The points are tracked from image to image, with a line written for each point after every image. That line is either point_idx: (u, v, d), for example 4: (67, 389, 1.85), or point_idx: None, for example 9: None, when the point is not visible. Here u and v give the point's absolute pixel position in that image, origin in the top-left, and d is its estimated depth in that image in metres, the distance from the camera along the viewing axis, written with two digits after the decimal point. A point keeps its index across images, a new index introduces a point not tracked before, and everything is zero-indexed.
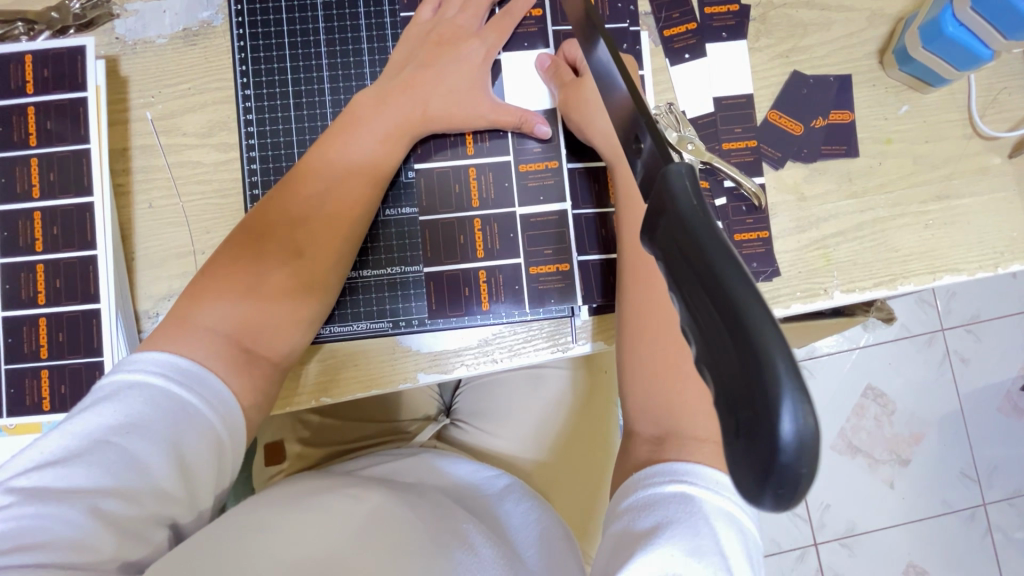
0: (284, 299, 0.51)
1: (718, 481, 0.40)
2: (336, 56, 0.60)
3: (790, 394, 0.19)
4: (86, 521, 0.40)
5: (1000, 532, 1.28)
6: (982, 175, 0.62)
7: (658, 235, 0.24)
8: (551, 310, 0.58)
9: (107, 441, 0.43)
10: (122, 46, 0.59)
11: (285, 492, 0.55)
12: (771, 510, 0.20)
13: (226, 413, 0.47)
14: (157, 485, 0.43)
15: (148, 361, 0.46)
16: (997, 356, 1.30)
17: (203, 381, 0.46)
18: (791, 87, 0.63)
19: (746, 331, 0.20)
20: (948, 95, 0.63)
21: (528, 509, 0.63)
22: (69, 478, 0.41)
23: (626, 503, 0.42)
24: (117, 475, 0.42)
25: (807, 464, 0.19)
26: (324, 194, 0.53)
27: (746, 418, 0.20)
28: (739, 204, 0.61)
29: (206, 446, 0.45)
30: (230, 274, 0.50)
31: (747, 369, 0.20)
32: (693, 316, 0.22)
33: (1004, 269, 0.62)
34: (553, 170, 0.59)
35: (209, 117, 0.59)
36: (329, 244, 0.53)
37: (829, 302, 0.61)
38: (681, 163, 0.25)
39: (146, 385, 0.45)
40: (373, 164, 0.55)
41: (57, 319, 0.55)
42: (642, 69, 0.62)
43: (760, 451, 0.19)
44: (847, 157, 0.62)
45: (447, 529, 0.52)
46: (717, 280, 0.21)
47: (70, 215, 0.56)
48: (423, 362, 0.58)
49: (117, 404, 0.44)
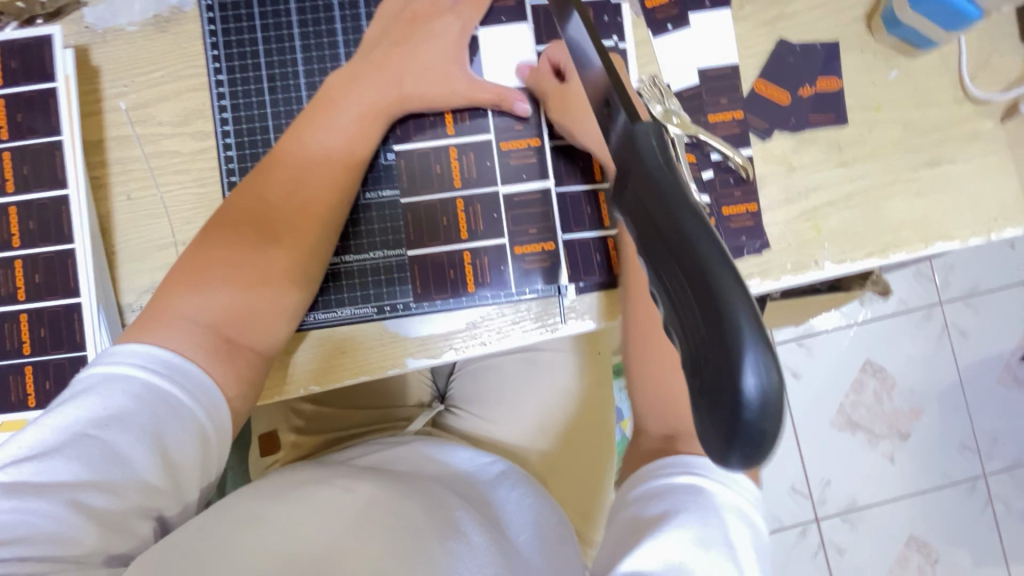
0: (266, 285, 0.51)
1: (730, 477, 0.41)
2: (309, 37, 0.59)
3: (753, 352, 0.19)
4: (66, 515, 0.40)
5: (1000, 502, 1.28)
6: (974, 140, 0.61)
7: (629, 199, 0.24)
8: (538, 290, 0.57)
9: (87, 434, 0.42)
10: (92, 35, 0.57)
11: (276, 482, 0.54)
12: (738, 466, 0.21)
13: (209, 404, 0.46)
14: (139, 477, 0.43)
15: (126, 353, 0.45)
16: (995, 328, 1.30)
17: (184, 372, 0.46)
18: (777, 56, 0.61)
19: (711, 290, 0.20)
20: (939, 59, 0.61)
21: (522, 495, 0.63)
22: (48, 472, 0.41)
23: (637, 492, 0.42)
24: (97, 468, 0.42)
25: (769, 419, 0.19)
26: (302, 179, 0.52)
27: (711, 379, 0.20)
28: (727, 175, 0.60)
29: (189, 437, 0.45)
30: (209, 263, 0.49)
31: (712, 328, 0.20)
32: (660, 278, 0.22)
33: (997, 236, 0.61)
34: (535, 147, 0.58)
35: (185, 105, 0.58)
36: (311, 229, 0.53)
37: (820, 274, 0.60)
38: (646, 121, 0.25)
39: (125, 377, 0.44)
40: (352, 146, 0.54)
41: (38, 315, 0.55)
42: (623, 42, 0.60)
43: (725, 409, 0.20)
44: (836, 125, 0.61)
45: (438, 514, 0.51)
46: (683, 240, 0.21)
47: (46, 209, 0.55)
48: (412, 347, 0.57)
49: (97, 397, 0.43)
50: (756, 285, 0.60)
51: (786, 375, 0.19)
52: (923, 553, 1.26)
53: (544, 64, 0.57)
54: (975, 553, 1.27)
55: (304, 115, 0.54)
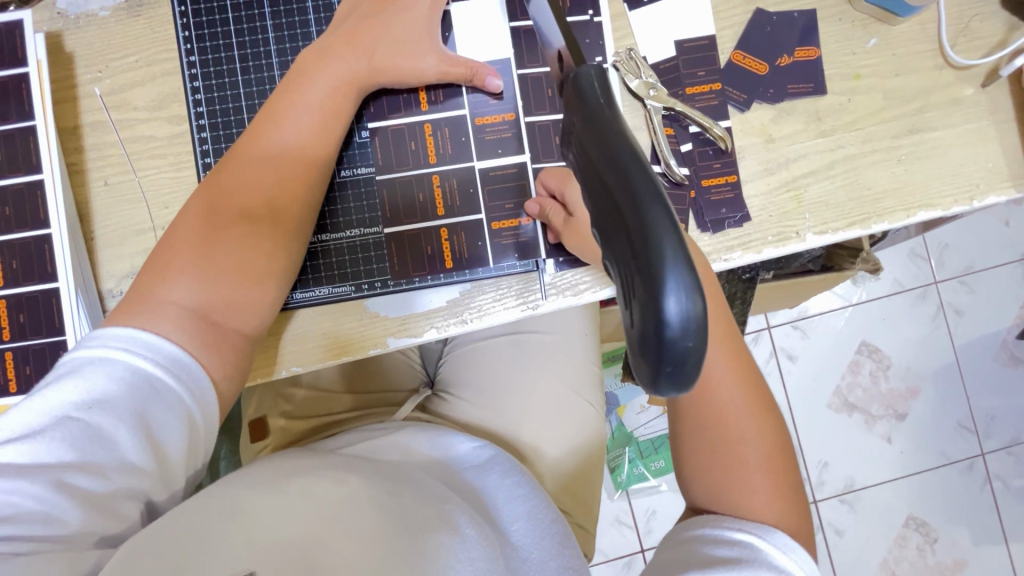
0: (246, 260, 0.50)
1: (793, 546, 0.45)
2: (280, 16, 0.58)
3: (675, 281, 0.23)
4: (52, 497, 0.41)
5: (999, 480, 1.28)
6: (955, 106, 0.61)
7: (580, 146, 0.27)
8: (517, 266, 0.57)
9: (71, 417, 0.43)
10: (64, 21, 0.57)
11: (265, 470, 0.54)
12: (661, 383, 0.24)
13: (197, 390, 0.46)
14: (126, 461, 0.44)
15: (109, 337, 0.45)
16: (990, 307, 1.29)
17: (171, 356, 0.46)
18: (754, 26, 0.61)
19: (644, 229, 0.23)
20: (918, 26, 0.61)
21: (514, 483, 0.63)
22: (32, 454, 0.41)
23: (697, 532, 0.47)
24: (83, 452, 0.42)
25: (690, 339, 0.23)
26: (280, 153, 0.52)
27: (639, 303, 0.24)
28: (705, 148, 0.60)
29: (176, 422, 0.45)
30: (189, 241, 0.50)
31: (641, 262, 0.23)
32: (601, 220, 0.26)
33: (981, 203, 0.60)
34: (510, 122, 0.58)
35: (159, 90, 0.58)
36: (290, 203, 0.53)
37: (802, 245, 0.60)
38: (592, 70, 0.28)
39: (109, 361, 0.44)
40: (326, 117, 0.54)
41: (17, 300, 0.55)
42: (599, 16, 0.60)
43: (650, 331, 0.23)
44: (814, 95, 0.60)
45: (429, 507, 0.51)
46: (624, 186, 0.24)
47: (22, 195, 0.55)
48: (392, 327, 0.57)
49: (80, 380, 0.43)
50: (737, 258, 0.59)
51: (705, 299, 0.22)
52: (921, 532, 1.26)
53: (541, 190, 0.57)
54: (974, 531, 1.27)
55: (277, 92, 0.54)
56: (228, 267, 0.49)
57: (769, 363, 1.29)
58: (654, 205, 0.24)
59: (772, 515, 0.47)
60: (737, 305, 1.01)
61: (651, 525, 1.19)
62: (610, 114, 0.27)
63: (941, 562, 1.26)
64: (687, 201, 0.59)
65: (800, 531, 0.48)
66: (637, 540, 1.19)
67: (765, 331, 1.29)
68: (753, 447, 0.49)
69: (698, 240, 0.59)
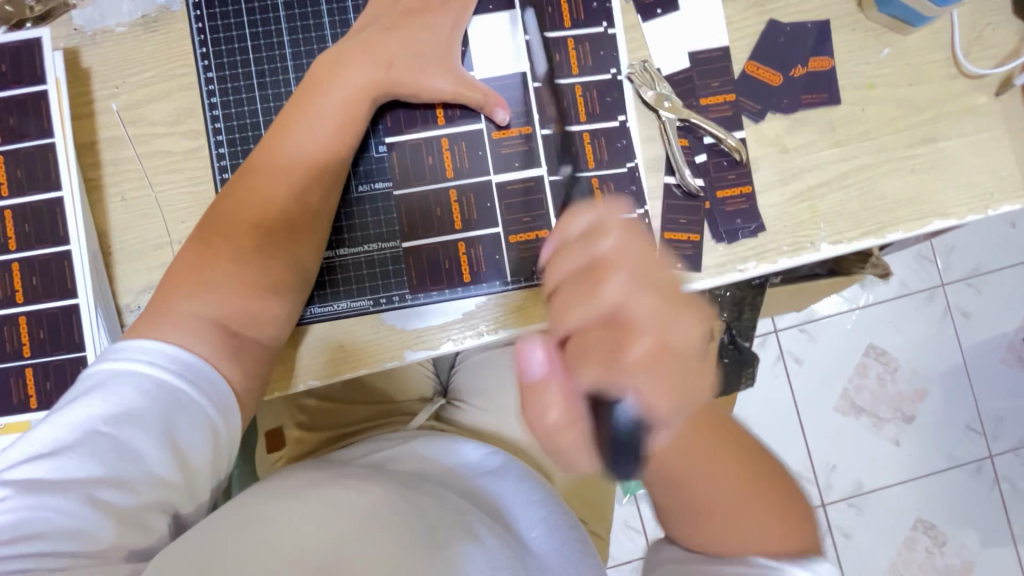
0: (262, 272, 0.51)
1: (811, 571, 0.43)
2: (297, 31, 0.59)
3: None
4: (84, 511, 0.41)
5: (1007, 482, 1.28)
6: (969, 115, 0.61)
7: None
8: (532, 277, 0.58)
9: (99, 431, 0.43)
10: (81, 37, 0.57)
11: (287, 480, 0.55)
12: None
13: (219, 401, 0.47)
14: (152, 473, 0.44)
15: (133, 350, 0.46)
16: (998, 309, 1.29)
17: (197, 370, 0.46)
18: (768, 37, 0.61)
19: None
20: (931, 35, 0.61)
21: (530, 487, 0.64)
22: (63, 469, 0.42)
23: None
24: (111, 466, 0.43)
25: None
26: (293, 165, 0.53)
27: None
28: (720, 159, 0.60)
29: (200, 434, 0.46)
30: (206, 256, 0.50)
31: None
32: None
33: (994, 211, 0.60)
34: (525, 136, 0.58)
35: (176, 105, 0.58)
36: (306, 213, 0.53)
37: (816, 255, 0.60)
38: None
39: (132, 375, 0.45)
40: (340, 126, 0.54)
41: (37, 317, 0.55)
42: (613, 28, 0.60)
43: None
44: (828, 105, 0.60)
45: (448, 516, 0.52)
46: None
47: (41, 212, 0.55)
48: (410, 340, 0.57)
49: (106, 394, 0.44)
50: (752, 268, 0.59)
51: None
52: (930, 535, 1.26)
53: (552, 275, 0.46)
54: (983, 534, 1.27)
55: (292, 103, 0.54)
56: (247, 280, 0.50)
57: (777, 367, 1.29)
58: None
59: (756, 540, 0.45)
60: (747, 310, 1.01)
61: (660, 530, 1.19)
62: None
63: (950, 565, 1.26)
64: (702, 212, 0.59)
65: (795, 537, 0.46)
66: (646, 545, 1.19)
67: (772, 334, 1.29)
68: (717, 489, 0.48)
69: (713, 251, 0.59)
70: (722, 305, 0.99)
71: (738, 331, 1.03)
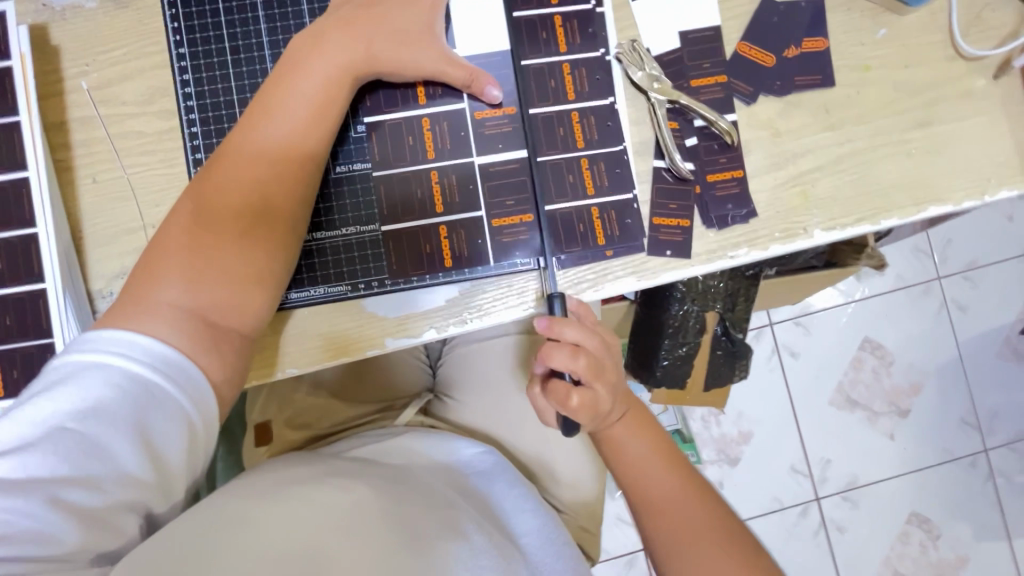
0: (243, 263, 0.49)
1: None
2: (273, 7, 0.57)
3: None
4: (48, 513, 0.40)
5: (1002, 477, 1.27)
6: (967, 98, 0.59)
7: None
8: (517, 262, 0.56)
9: (66, 427, 0.42)
10: (50, 13, 0.55)
11: (269, 478, 0.53)
12: None
13: (197, 396, 0.46)
14: (124, 472, 0.43)
15: (103, 341, 0.44)
16: (994, 303, 1.28)
17: (174, 364, 0.45)
18: (760, 16, 0.59)
19: None
20: (928, 16, 0.59)
21: (522, 494, 0.63)
22: (24, 468, 0.40)
23: None
24: (77, 464, 0.41)
25: None
26: (274, 151, 0.51)
27: None
28: (710, 142, 0.58)
29: (177, 431, 0.45)
30: (181, 245, 0.48)
31: None
32: None
33: (991, 197, 0.59)
34: (510, 116, 0.56)
35: (149, 84, 0.56)
36: (288, 202, 0.51)
37: (809, 242, 0.58)
38: None
39: (102, 369, 0.43)
40: (320, 109, 0.52)
41: (4, 301, 0.53)
42: (601, 6, 0.58)
43: None
44: (822, 87, 0.59)
45: (439, 516, 0.51)
46: None
47: (6, 191, 0.53)
48: (389, 328, 0.56)
49: (74, 388, 0.43)
50: (743, 255, 0.58)
51: None
52: (924, 529, 1.25)
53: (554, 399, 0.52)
54: (977, 528, 1.26)
55: (269, 86, 0.52)
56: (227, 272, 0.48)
57: (771, 360, 1.27)
58: None
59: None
60: (740, 302, 0.98)
61: None
62: None
63: (944, 560, 1.25)
64: (692, 196, 0.58)
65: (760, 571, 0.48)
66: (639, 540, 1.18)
67: (767, 327, 1.28)
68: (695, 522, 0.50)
69: (704, 237, 0.58)
70: (716, 297, 0.96)
71: (732, 323, 1.00)
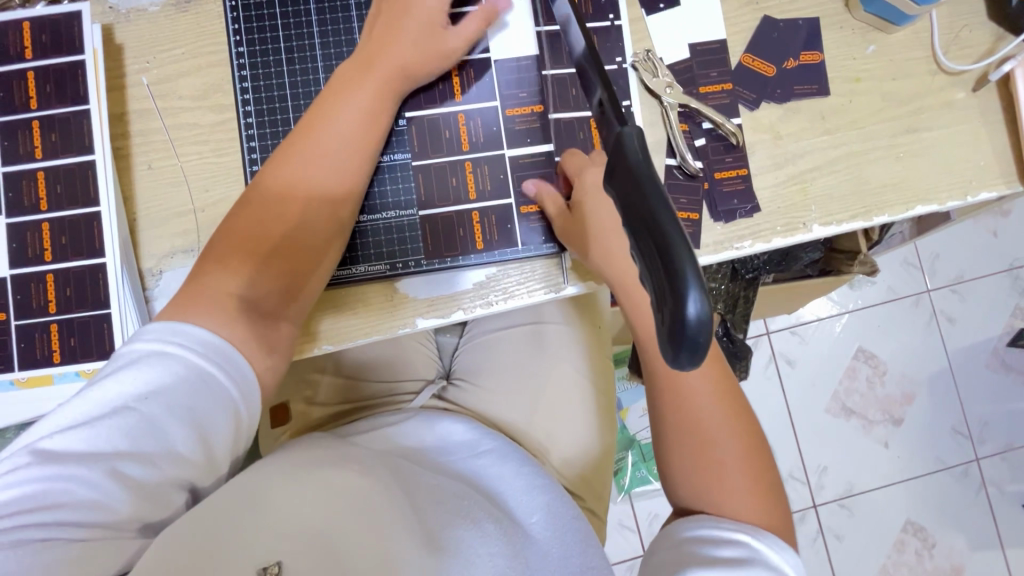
0: (285, 277, 0.53)
1: (784, 546, 0.48)
2: (326, 12, 0.62)
3: (695, 290, 0.27)
4: (106, 483, 0.43)
5: (994, 485, 1.31)
6: (948, 109, 0.65)
7: (616, 180, 0.33)
8: (541, 247, 0.61)
9: (127, 406, 0.45)
10: (116, 15, 0.60)
11: (283, 461, 0.55)
12: (690, 367, 0.29)
13: (242, 384, 0.49)
14: (175, 451, 0.46)
15: (162, 331, 0.47)
16: (982, 315, 1.34)
17: (224, 355, 0.48)
18: (762, 32, 0.65)
19: (669, 245, 0.28)
20: (913, 34, 0.65)
21: (532, 472, 0.65)
22: (89, 441, 0.44)
23: (691, 533, 0.49)
24: (134, 441, 0.45)
25: (704, 334, 0.28)
26: (317, 174, 0.55)
27: (669, 309, 0.28)
28: (718, 143, 0.64)
29: (225, 418, 0.48)
30: (232, 252, 0.52)
31: (668, 273, 0.28)
32: (641, 252, 0.30)
33: (973, 198, 0.64)
34: (538, 114, 0.62)
35: (204, 81, 0.61)
36: (312, 235, 0.55)
37: (808, 235, 0.63)
38: (632, 129, 0.33)
39: (160, 356, 0.46)
40: (350, 145, 0.56)
41: (65, 275, 0.58)
42: (619, 20, 0.64)
43: (676, 326, 0.28)
44: (818, 96, 0.65)
45: (451, 505, 0.53)
46: (654, 219, 0.29)
47: (73, 173, 0.58)
48: (421, 308, 0.60)
49: (135, 372, 0.46)
50: (748, 247, 0.63)
51: (715, 305, 0.28)
52: (919, 537, 1.28)
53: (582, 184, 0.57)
54: (971, 537, 1.29)
55: (314, 111, 0.56)
56: (271, 284, 0.53)
57: (768, 368, 1.32)
58: (668, 217, 0.29)
59: (754, 512, 0.51)
60: (741, 304, 1.04)
61: (654, 528, 1.21)
62: (647, 169, 0.32)
63: (939, 568, 1.28)
64: (701, 192, 0.63)
65: (780, 529, 0.51)
66: (641, 543, 1.21)
67: (765, 336, 1.32)
68: (729, 454, 0.53)
69: (711, 229, 0.63)
70: (717, 299, 1.02)
71: (732, 324, 1.06)
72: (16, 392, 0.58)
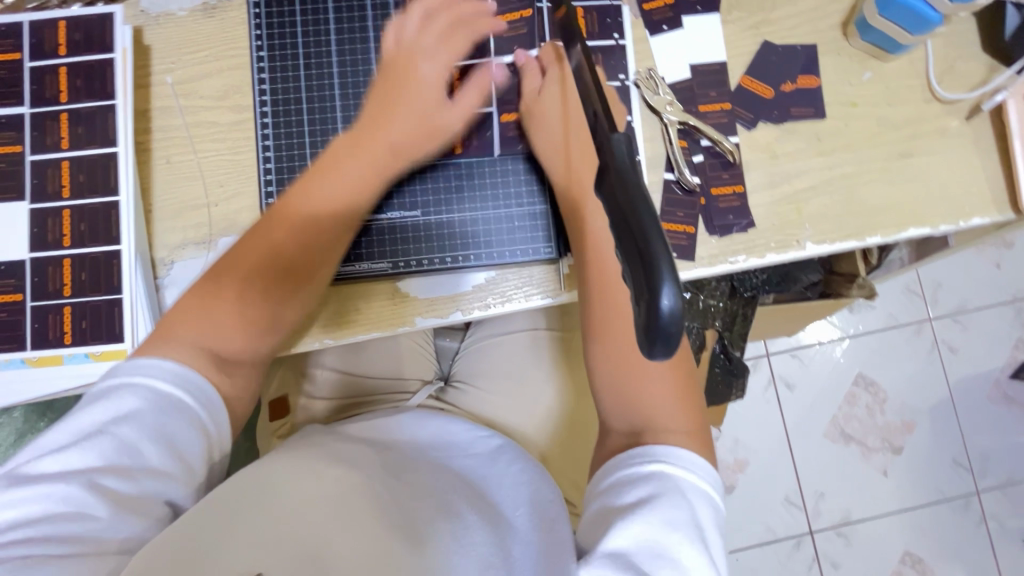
0: (270, 296, 0.55)
1: (699, 467, 0.51)
2: (343, 22, 0.65)
3: (668, 284, 0.29)
4: (85, 498, 0.44)
5: (994, 520, 1.29)
6: (942, 136, 0.67)
7: (603, 184, 0.34)
8: (540, 251, 0.63)
9: (99, 430, 0.47)
10: (146, 18, 0.64)
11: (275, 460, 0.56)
12: (661, 358, 0.31)
13: (209, 404, 0.51)
14: (150, 466, 0.47)
15: (132, 365, 0.50)
16: (983, 346, 1.33)
17: (188, 378, 0.50)
18: (761, 55, 0.68)
19: (648, 243, 0.30)
20: (908, 63, 0.68)
21: None
22: (65, 464, 0.45)
23: (614, 484, 0.52)
24: (109, 459, 0.46)
25: (675, 327, 0.29)
26: (308, 201, 0.57)
27: (643, 302, 0.30)
28: (716, 160, 0.66)
29: (194, 436, 0.49)
30: (227, 276, 0.55)
31: (646, 270, 0.30)
32: (620, 248, 0.32)
33: (965, 224, 0.66)
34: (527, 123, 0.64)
35: (224, 82, 0.64)
36: (301, 259, 0.56)
37: (801, 253, 0.65)
38: (620, 136, 0.35)
39: (132, 384, 0.49)
40: (342, 175, 0.58)
41: (81, 260, 0.60)
42: (622, 39, 0.67)
43: (649, 318, 0.30)
44: (814, 118, 0.67)
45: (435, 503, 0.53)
46: (636, 218, 0.31)
47: (95, 164, 0.61)
48: (421, 307, 0.62)
49: (105, 401, 0.48)
50: (742, 261, 0.65)
51: (686, 299, 0.29)
52: (917, 570, 1.27)
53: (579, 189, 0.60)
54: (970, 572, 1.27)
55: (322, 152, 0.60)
56: (258, 304, 0.55)
57: (768, 391, 1.32)
58: (648, 217, 0.31)
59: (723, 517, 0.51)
60: (739, 321, 1.05)
61: None
62: (632, 172, 0.33)
63: None
64: (697, 207, 0.65)
65: None
66: None
67: (764, 358, 1.33)
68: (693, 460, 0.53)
69: (706, 244, 0.65)
70: (716, 315, 1.04)
71: (729, 341, 1.06)
72: (26, 370, 0.60)
